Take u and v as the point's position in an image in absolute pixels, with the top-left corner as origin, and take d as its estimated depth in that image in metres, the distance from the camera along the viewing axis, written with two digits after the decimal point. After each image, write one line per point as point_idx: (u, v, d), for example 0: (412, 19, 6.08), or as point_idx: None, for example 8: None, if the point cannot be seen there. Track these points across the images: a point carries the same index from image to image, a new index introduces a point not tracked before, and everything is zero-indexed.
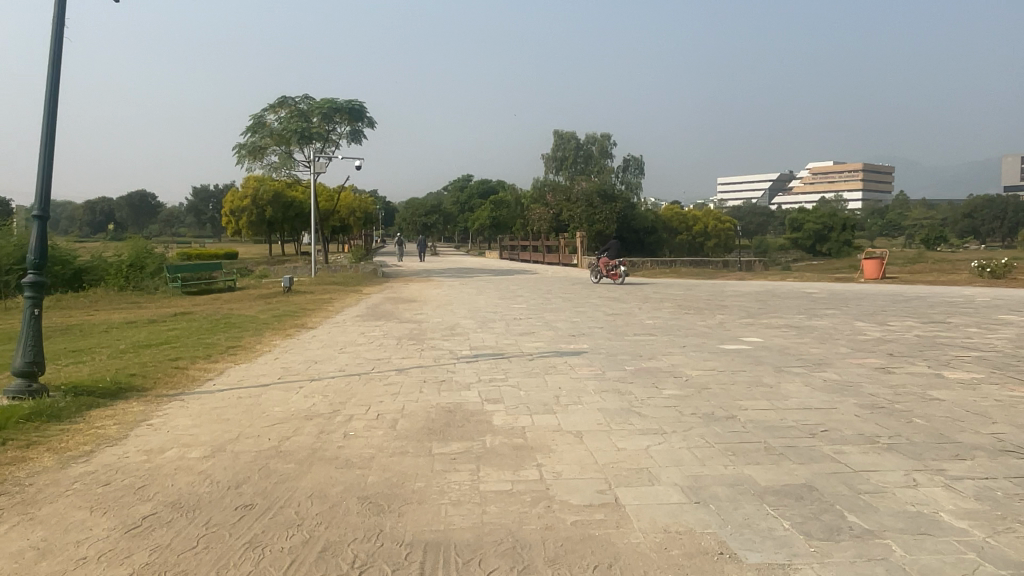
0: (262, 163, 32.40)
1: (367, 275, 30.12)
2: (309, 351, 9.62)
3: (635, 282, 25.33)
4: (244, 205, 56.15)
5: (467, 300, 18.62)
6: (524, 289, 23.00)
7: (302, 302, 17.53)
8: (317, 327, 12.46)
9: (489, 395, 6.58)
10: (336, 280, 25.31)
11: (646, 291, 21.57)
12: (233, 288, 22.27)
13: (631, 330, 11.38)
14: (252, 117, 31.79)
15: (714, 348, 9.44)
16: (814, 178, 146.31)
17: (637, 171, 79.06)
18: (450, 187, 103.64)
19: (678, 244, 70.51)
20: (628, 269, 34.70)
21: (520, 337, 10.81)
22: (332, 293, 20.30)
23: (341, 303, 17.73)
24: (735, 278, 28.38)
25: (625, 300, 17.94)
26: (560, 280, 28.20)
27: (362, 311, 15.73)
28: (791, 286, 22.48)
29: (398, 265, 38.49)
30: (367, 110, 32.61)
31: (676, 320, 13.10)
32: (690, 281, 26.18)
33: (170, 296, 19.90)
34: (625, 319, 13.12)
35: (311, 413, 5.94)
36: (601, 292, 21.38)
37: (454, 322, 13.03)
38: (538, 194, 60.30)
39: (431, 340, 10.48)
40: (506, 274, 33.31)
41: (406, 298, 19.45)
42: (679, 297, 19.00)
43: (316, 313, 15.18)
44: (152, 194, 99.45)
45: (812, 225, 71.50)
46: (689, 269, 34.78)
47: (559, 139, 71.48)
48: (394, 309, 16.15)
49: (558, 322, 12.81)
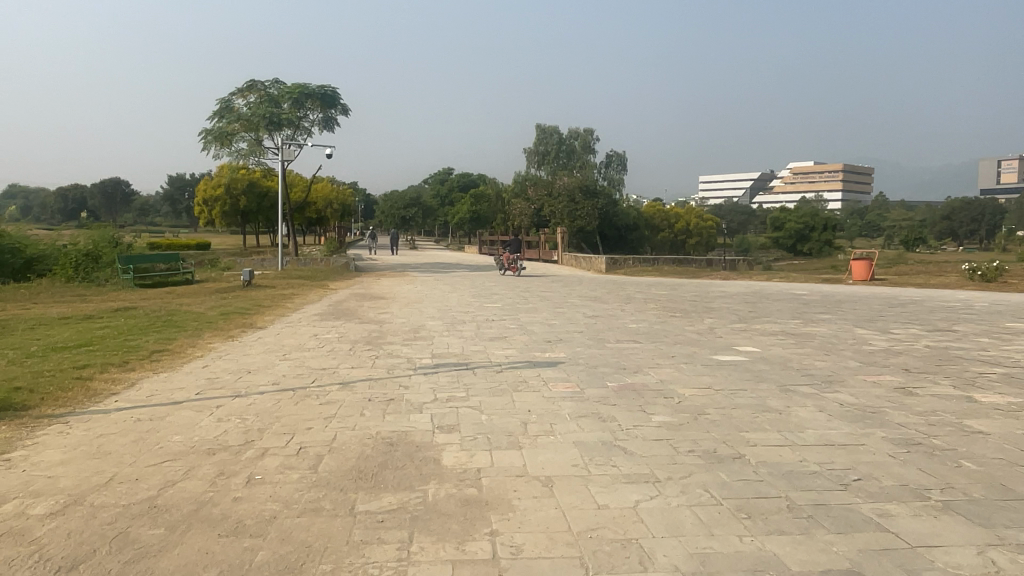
0: (229, 150, 30.99)
1: (338, 269, 28.81)
2: (246, 358, 8.40)
3: (617, 281, 24.29)
4: (217, 194, 54.44)
5: (439, 298, 17.48)
6: (501, 286, 21.85)
7: (260, 298, 16.27)
8: (267, 327, 11.27)
9: (442, 421, 5.43)
10: (303, 274, 24.03)
11: (629, 291, 20.50)
12: (192, 281, 20.90)
13: (613, 336, 10.29)
14: (218, 101, 30.38)
15: (706, 358, 8.40)
16: (795, 177, 146.48)
17: (620, 167, 78.21)
18: (431, 180, 102.24)
19: (659, 242, 69.80)
20: (610, 267, 33.69)
21: (490, 343, 9.69)
22: (295, 289, 19.03)
23: (303, 300, 16.50)
24: (719, 277, 27.45)
25: (608, 300, 16.85)
26: (540, 277, 27.12)
27: (322, 309, 14.52)
28: (779, 287, 21.55)
29: (373, 259, 37.15)
30: (340, 95, 31.41)
31: (663, 324, 12.03)
32: (673, 280, 25.19)
33: (121, 289, 18.55)
34: (607, 323, 12.04)
35: (215, 445, 4.76)
36: (582, 291, 20.29)
37: (420, 323, 11.89)
38: (519, 189, 59.18)
39: (388, 346, 9.31)
40: (483, 270, 32.15)
41: (374, 295, 18.25)
42: (663, 298, 17.97)
43: (272, 310, 13.97)
44: (126, 181, 97.11)
45: (793, 224, 71.06)
46: (672, 267, 33.83)
47: (541, 133, 70.38)
48: (359, 307, 14.96)
49: (534, 325, 11.71)
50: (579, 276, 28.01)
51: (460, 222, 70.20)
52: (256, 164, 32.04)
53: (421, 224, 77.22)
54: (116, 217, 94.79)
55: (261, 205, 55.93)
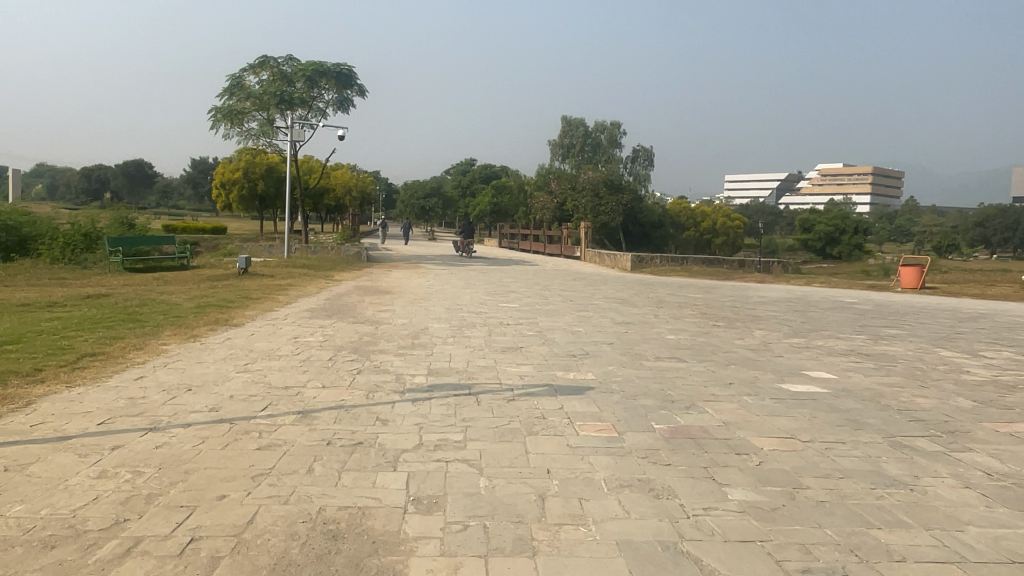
0: (240, 129, 29.47)
1: (349, 259, 27.24)
2: (198, 368, 6.75)
3: (645, 281, 22.50)
4: (235, 178, 53.06)
5: (450, 294, 15.83)
6: (520, 283, 20.12)
7: (254, 288, 14.69)
8: (243, 324, 9.64)
9: (421, 488, 3.72)
10: (309, 263, 22.46)
11: (659, 293, 18.67)
12: (187, 267, 19.40)
13: (652, 352, 8.53)
14: (229, 77, 28.80)
15: (774, 388, 6.64)
16: (824, 179, 143.04)
17: (647, 162, 76.14)
18: (453, 171, 100.57)
19: (684, 240, 67.70)
20: (635, 265, 31.84)
21: (504, 355, 7.98)
22: (296, 279, 17.45)
23: (300, 292, 14.88)
24: (754, 281, 25.52)
25: (638, 304, 15.09)
26: (561, 274, 25.35)
27: (318, 303, 12.93)
28: (824, 294, 19.61)
29: (388, 250, 35.59)
30: (357, 74, 29.78)
31: (707, 336, 10.23)
32: (706, 281, 23.34)
33: (108, 273, 17.06)
34: (642, 333, 10.30)
35: (63, 531, 3.10)
36: (608, 291, 18.51)
37: (424, 326, 10.24)
38: (542, 183, 57.33)
39: (378, 356, 7.62)
40: (502, 265, 30.42)
41: (380, 289, 16.61)
42: (700, 302, 16.15)
43: (260, 303, 12.35)
44: (149, 163, 96.44)
45: (823, 227, 68.64)
46: (701, 267, 31.92)
47: (567, 126, 68.41)
48: (359, 303, 13.32)
49: (557, 333, 10.00)
50: (603, 274, 26.28)
51: (481, 213, 68.54)
52: (268, 145, 30.55)
53: (441, 215, 75.63)
54: (137, 199, 93.93)
55: (279, 191, 54.59)
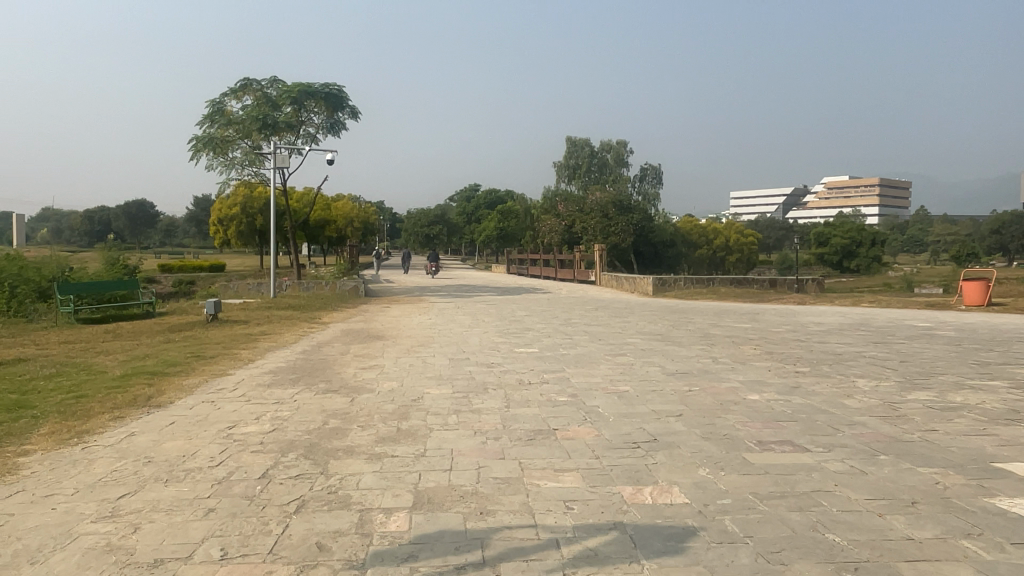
0: (223, 159, 26.97)
1: (344, 295, 24.74)
2: (36, 512, 4.10)
3: (676, 309, 19.85)
4: (233, 214, 51.12)
5: (456, 337, 13.20)
6: (536, 317, 17.50)
7: (218, 341, 12.10)
8: (169, 406, 7.01)
9: None
10: (296, 303, 19.94)
11: (701, 325, 16.01)
12: (153, 314, 16.86)
13: (747, 432, 5.84)
14: (209, 103, 26.31)
15: (998, 516, 3.95)
16: (832, 192, 140.50)
17: (655, 181, 73.80)
18: (457, 198, 98.64)
19: (696, 260, 65.19)
20: (657, 290, 29.21)
21: (535, 450, 5.30)
22: (274, 324, 14.87)
23: (273, 342, 12.29)
24: (795, 303, 22.82)
25: (685, 342, 12.41)
26: (580, 304, 22.74)
27: (289, 360, 10.31)
28: (890, 320, 16.86)
29: (389, 282, 33.12)
30: (348, 95, 27.33)
31: (804, 396, 7.51)
32: (745, 307, 20.64)
33: (54, 327, 14.52)
34: (715, 393, 7.63)
35: None
36: (642, 324, 15.87)
37: (421, 393, 7.59)
38: (548, 204, 54.86)
39: (342, 464, 4.97)
40: (513, 294, 27.86)
41: (372, 333, 13.98)
42: (755, 336, 13.43)
43: (214, 364, 9.74)
44: (150, 203, 94.92)
45: (838, 240, 65.93)
46: (729, 289, 29.26)
47: (572, 146, 66.33)
48: (340, 356, 10.68)
49: (601, 398, 7.33)
50: (625, 301, 23.65)
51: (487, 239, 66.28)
52: (254, 174, 28.11)
53: (445, 243, 73.40)
54: (138, 241, 92.33)
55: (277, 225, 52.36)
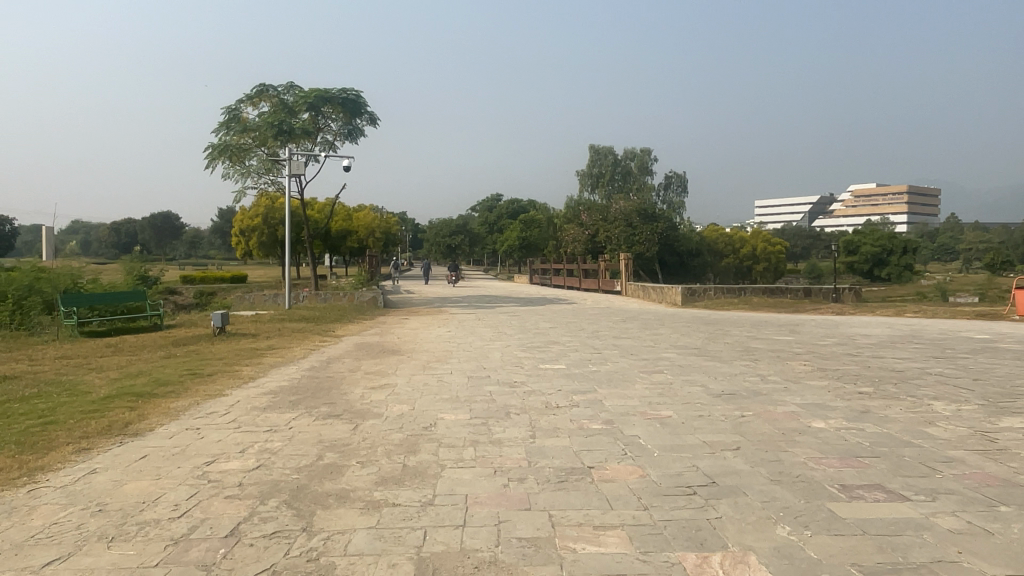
0: (240, 167, 26.47)
1: (362, 307, 23.98)
2: None
3: (709, 321, 18.78)
4: (254, 224, 50.84)
5: (476, 352, 12.28)
6: (562, 329, 16.54)
7: (221, 356, 11.29)
8: (147, 435, 6.15)
9: None
10: (311, 315, 19.17)
11: (738, 337, 14.94)
12: (160, 327, 16.15)
13: (825, 473, 4.81)
14: (225, 111, 25.76)
15: None
16: (860, 201, 137.97)
17: (680, 189, 72.50)
18: (479, 208, 98.06)
19: (722, 269, 63.80)
20: (686, 300, 28.10)
21: (567, 497, 4.33)
22: (284, 338, 14.07)
23: (280, 357, 11.43)
24: (834, 314, 21.59)
25: (727, 358, 11.37)
26: (607, 314, 21.73)
27: (294, 377, 9.45)
28: (943, 332, 15.64)
29: (409, 293, 32.35)
30: (366, 100, 26.68)
31: (878, 424, 6.47)
32: (782, 317, 19.50)
33: (55, 341, 13.83)
34: (773, 420, 6.61)
35: None
36: (676, 337, 14.83)
37: (434, 418, 6.67)
38: (571, 213, 53.86)
39: (331, 516, 4.03)
40: (536, 304, 26.91)
41: (386, 347, 13.11)
42: (800, 350, 12.35)
43: (211, 383, 8.91)
44: (175, 215, 95.57)
45: (868, 248, 64.12)
46: (762, 299, 28.05)
47: (594, 155, 65.29)
48: (350, 373, 9.80)
49: (641, 425, 6.35)
50: (655, 312, 22.59)
51: (510, 249, 65.47)
52: (271, 183, 27.50)
53: (467, 253, 72.67)
54: (164, 253, 92.96)
55: None
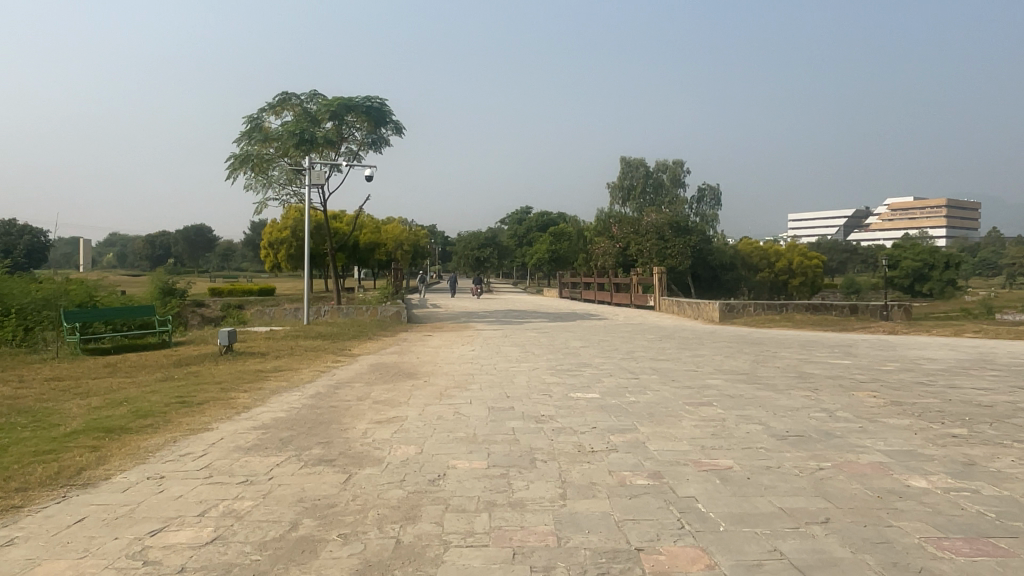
0: (262, 177, 25.76)
1: (385, 322, 23.01)
2: None
3: (753, 340, 17.40)
4: (283, 237, 50.51)
5: (501, 376, 11.14)
6: (594, 349, 15.35)
7: (221, 380, 10.34)
8: (98, 487, 5.10)
9: None
10: (329, 332, 18.19)
11: (790, 360, 13.60)
12: (168, 344, 15.25)
13: (962, 570, 3.57)
14: (247, 119, 25.06)
15: None
16: (897, 214, 134.57)
17: (714, 202, 70.85)
18: (508, 220, 97.27)
19: (757, 283, 61.92)
20: (723, 317, 26.72)
21: None
22: (295, 358, 13.07)
23: (284, 381, 10.40)
24: (886, 334, 20.04)
25: (782, 386, 10.08)
26: (642, 332, 20.47)
27: (295, 406, 8.43)
28: (1017, 356, 14.13)
29: (435, 307, 31.38)
30: (390, 108, 25.84)
31: (997, 484, 5.18)
32: (832, 338, 18.07)
33: (53, 359, 12.98)
34: (858, 477, 5.37)
35: None
36: (721, 359, 13.54)
37: (444, 467, 5.54)
38: (602, 226, 52.52)
39: None
40: (567, 320, 25.72)
41: (403, 369, 12.03)
42: (864, 378, 10.99)
43: (199, 413, 7.87)
44: (208, 227, 96.25)
45: (909, 263, 61.67)
46: (805, 316, 26.55)
47: (626, 167, 63.95)
48: (358, 402, 8.71)
49: (697, 482, 5.15)
50: (693, 330, 21.25)
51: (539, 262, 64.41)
52: (293, 194, 26.74)
53: (496, 266, 71.68)
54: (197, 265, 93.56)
55: None
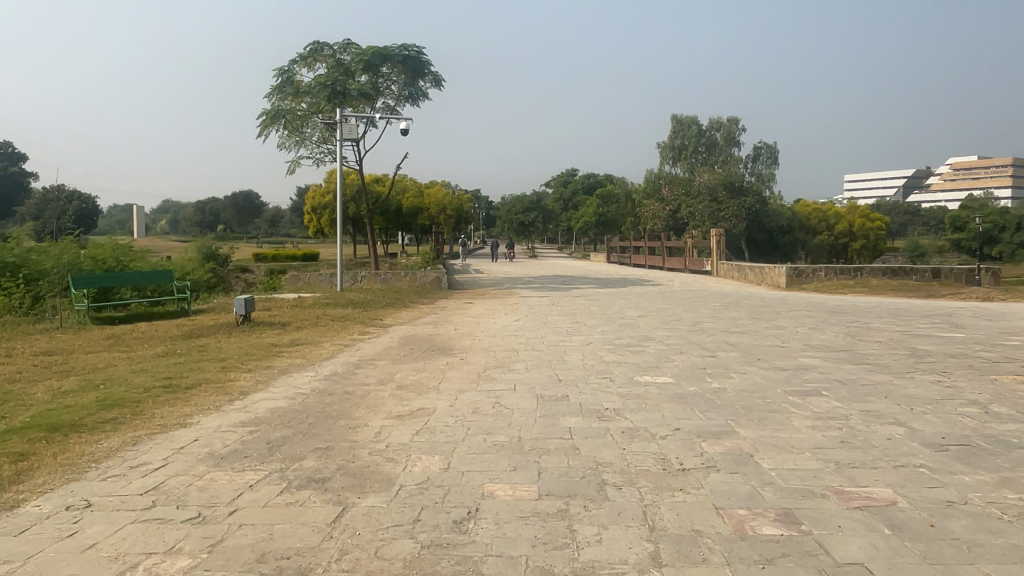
0: (295, 134, 24.35)
1: (425, 289, 21.55)
2: None
3: (834, 309, 15.38)
4: (325, 201, 49.49)
5: (551, 353, 9.46)
6: (656, 319, 13.55)
7: (225, 355, 8.88)
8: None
9: None
10: (363, 300, 16.74)
11: (890, 333, 11.60)
12: (187, 313, 13.97)
13: None
14: (277, 72, 23.53)
15: None
16: (963, 175, 127.49)
17: (770, 160, 67.43)
18: (554, 183, 94.93)
19: (815, 247, 58.75)
20: (790, 283, 24.59)
21: None
22: (320, 330, 11.59)
23: (299, 358, 8.89)
24: (985, 302, 17.67)
25: (902, 370, 8.16)
26: (705, 299, 18.56)
27: (302, 392, 6.90)
28: None
29: (479, 273, 29.82)
30: (428, 58, 24.03)
31: None
32: (927, 307, 15.89)
33: (55, 331, 11.73)
34: None
35: None
36: (808, 332, 11.62)
37: (476, 497, 3.90)
38: (652, 188, 50.10)
39: None
40: (620, 286, 23.88)
41: (437, 343, 10.45)
42: (999, 358, 8.97)
43: (182, 402, 6.38)
44: (254, 192, 96.09)
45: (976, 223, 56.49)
46: (881, 281, 24.17)
47: (677, 125, 61.06)
48: (379, 387, 7.11)
49: (856, 535, 3.41)
50: (762, 296, 19.22)
51: (587, 225, 62.31)
52: (327, 152, 25.29)
53: (542, 230, 69.73)
54: (245, 231, 93.65)
55: None
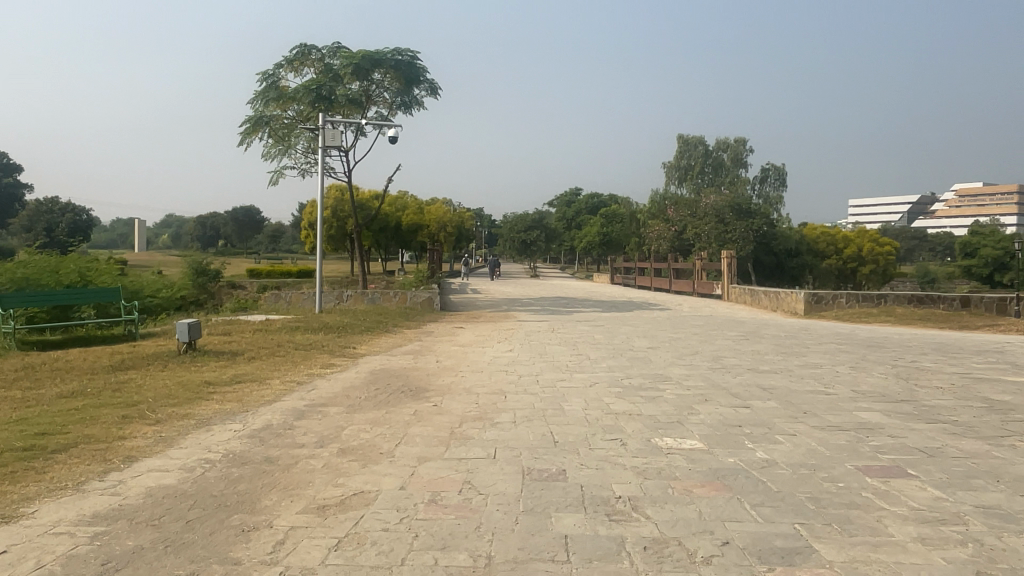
0: (280, 142, 22.80)
1: (414, 311, 19.84)
2: None
3: (870, 342, 13.56)
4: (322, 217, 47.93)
5: (545, 398, 7.68)
6: (670, 353, 11.76)
7: (138, 398, 7.12)
8: None
9: None
10: (341, 323, 15.01)
11: (948, 376, 9.81)
12: (133, 337, 12.21)
13: None
14: (262, 76, 21.99)
15: None
16: (971, 200, 125.93)
17: (778, 182, 65.87)
18: (558, 202, 93.37)
19: (823, 271, 57.14)
20: (807, 310, 22.84)
21: None
22: (275, 362, 9.85)
23: (229, 402, 7.12)
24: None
25: (995, 434, 6.32)
26: (721, 328, 16.79)
27: (207, 459, 5.13)
28: None
29: (476, 293, 28.11)
30: (423, 64, 22.47)
31: None
32: (973, 342, 14.08)
33: None
34: None
35: None
36: (852, 373, 9.81)
37: None
38: (656, 208, 48.46)
39: None
40: (625, 310, 22.18)
41: (409, 382, 8.68)
42: None
43: (31, 476, 4.62)
44: (255, 207, 94.39)
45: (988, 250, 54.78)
46: (905, 309, 22.39)
47: (683, 145, 59.59)
48: (312, 453, 5.32)
49: None
50: (782, 325, 17.51)
51: (589, 246, 60.75)
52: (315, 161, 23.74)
53: (544, 250, 68.08)
54: (244, 247, 91.84)
55: None
